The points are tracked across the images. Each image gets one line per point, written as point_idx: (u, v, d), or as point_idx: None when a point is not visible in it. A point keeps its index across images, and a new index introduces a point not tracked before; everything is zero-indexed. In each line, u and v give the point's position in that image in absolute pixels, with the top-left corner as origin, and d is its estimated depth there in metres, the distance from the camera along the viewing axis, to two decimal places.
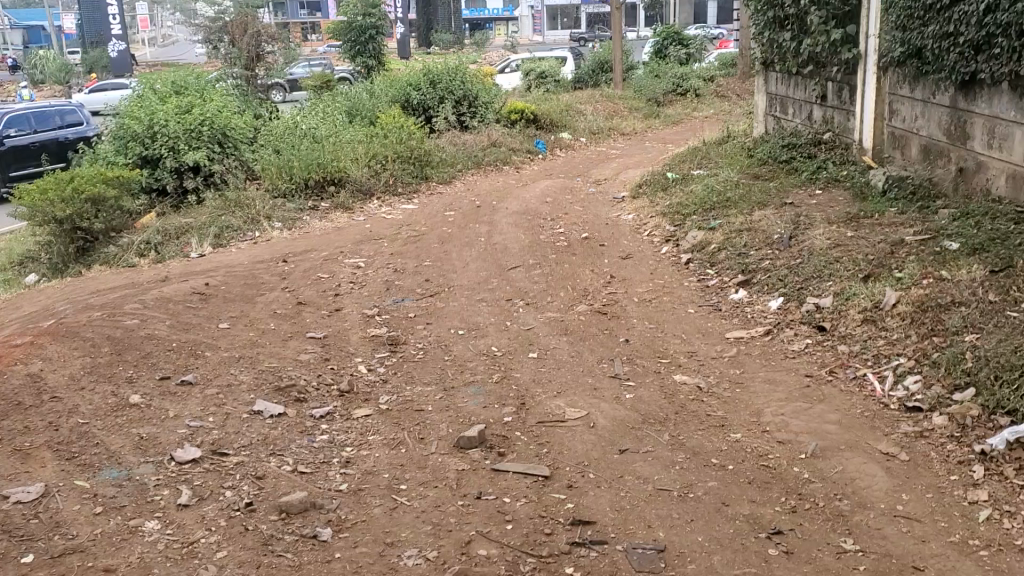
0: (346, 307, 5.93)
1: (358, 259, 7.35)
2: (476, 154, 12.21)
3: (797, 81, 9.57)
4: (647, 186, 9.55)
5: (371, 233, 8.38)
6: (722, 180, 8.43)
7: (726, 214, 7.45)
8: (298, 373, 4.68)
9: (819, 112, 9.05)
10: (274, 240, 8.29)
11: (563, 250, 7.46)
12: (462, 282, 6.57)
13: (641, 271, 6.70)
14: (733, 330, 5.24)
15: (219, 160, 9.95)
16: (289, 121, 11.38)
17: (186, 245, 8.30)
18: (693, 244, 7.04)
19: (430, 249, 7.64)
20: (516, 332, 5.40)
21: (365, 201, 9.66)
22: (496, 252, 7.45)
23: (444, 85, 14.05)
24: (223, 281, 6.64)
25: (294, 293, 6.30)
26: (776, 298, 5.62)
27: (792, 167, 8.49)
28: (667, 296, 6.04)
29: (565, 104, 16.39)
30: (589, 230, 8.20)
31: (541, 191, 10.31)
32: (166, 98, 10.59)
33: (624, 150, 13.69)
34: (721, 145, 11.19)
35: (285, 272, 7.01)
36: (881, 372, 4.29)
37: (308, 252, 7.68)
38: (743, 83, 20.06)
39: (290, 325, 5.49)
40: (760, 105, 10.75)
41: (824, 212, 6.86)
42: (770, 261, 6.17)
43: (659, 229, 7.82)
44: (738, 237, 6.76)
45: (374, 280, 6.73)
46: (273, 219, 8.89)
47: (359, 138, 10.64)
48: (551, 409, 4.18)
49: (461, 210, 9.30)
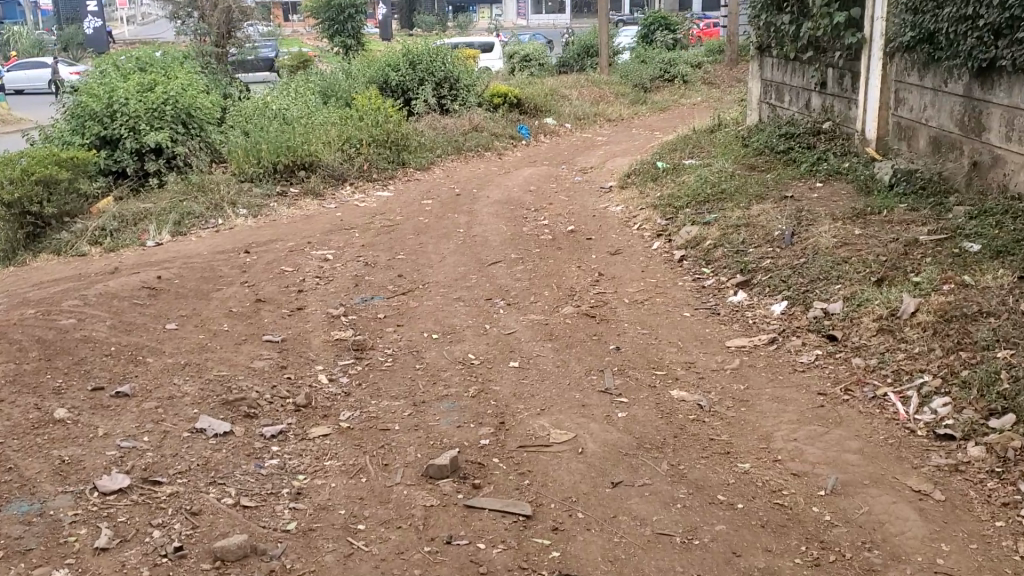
0: (310, 306, 5.42)
1: (327, 251, 6.84)
2: (456, 139, 11.69)
3: (794, 67, 9.09)
4: (636, 175, 9.07)
5: (343, 222, 7.86)
6: (716, 171, 7.96)
7: (721, 208, 6.98)
8: (250, 384, 4.17)
9: (818, 100, 8.59)
10: (238, 229, 7.75)
11: (547, 245, 6.97)
12: (439, 278, 6.08)
13: (631, 269, 6.23)
14: (733, 338, 4.77)
15: (183, 142, 9.38)
16: (259, 101, 10.81)
17: (143, 232, 7.74)
18: (686, 239, 6.57)
19: (405, 241, 7.13)
20: (495, 337, 4.92)
21: (337, 188, 9.12)
22: (475, 245, 6.95)
23: (425, 66, 13.50)
24: (177, 273, 6.12)
25: (253, 289, 5.79)
26: (779, 302, 5.15)
27: (790, 158, 8.03)
28: (660, 297, 5.56)
29: (549, 89, 15.87)
30: (575, 222, 7.72)
31: (524, 179, 9.81)
32: (128, 75, 9.98)
33: (611, 138, 13.20)
34: (712, 134, 10.72)
35: (247, 265, 6.49)
36: (904, 391, 3.82)
37: (274, 243, 7.15)
38: (732, 70, 19.61)
39: (246, 326, 4.98)
40: (754, 92, 10.28)
41: (827, 208, 6.39)
42: (771, 260, 5.71)
43: (649, 223, 7.34)
44: (736, 233, 6.29)
45: (343, 274, 6.22)
46: (239, 206, 8.35)
47: (333, 121, 10.09)
48: (534, 430, 3.70)
49: (439, 199, 8.79)
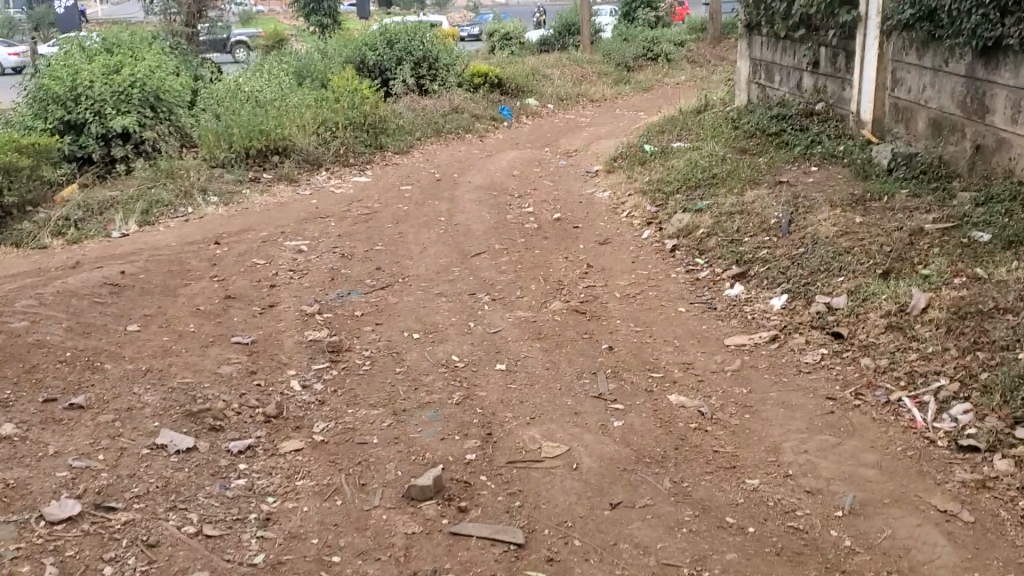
0: (283, 303, 5.11)
1: (301, 242, 6.51)
2: (436, 121, 11.35)
3: (785, 46, 8.82)
4: (623, 159, 8.78)
5: (320, 210, 7.53)
6: (706, 155, 7.68)
7: (713, 194, 6.71)
8: (217, 393, 3.87)
9: (810, 81, 8.33)
10: (208, 218, 7.41)
11: (532, 234, 6.68)
12: (420, 271, 5.78)
13: (621, 259, 5.95)
14: (732, 336, 4.50)
15: (152, 126, 8.99)
16: (231, 82, 10.42)
17: (109, 222, 7.38)
18: (678, 228, 6.29)
19: (384, 230, 6.82)
20: (480, 337, 4.63)
21: (312, 173, 8.78)
22: (457, 234, 6.65)
23: (403, 46, 13.13)
24: (142, 268, 5.78)
25: (222, 286, 5.46)
26: (779, 296, 4.89)
27: (782, 141, 7.76)
28: (653, 290, 5.29)
29: (531, 68, 15.53)
30: (562, 209, 7.42)
31: (507, 163, 9.50)
32: (93, 57, 9.56)
33: (594, 119, 12.90)
34: (699, 116, 10.44)
35: (216, 258, 6.16)
36: (920, 396, 3.57)
37: (246, 233, 6.82)
38: (715, 49, 19.30)
39: (213, 326, 4.66)
40: (742, 71, 10.00)
41: (825, 194, 6.13)
42: (768, 250, 5.45)
43: (638, 210, 7.06)
44: (730, 221, 6.02)
45: (318, 267, 5.91)
46: (210, 193, 8.00)
47: (308, 103, 9.73)
48: (524, 443, 3.42)
49: (419, 185, 8.47)
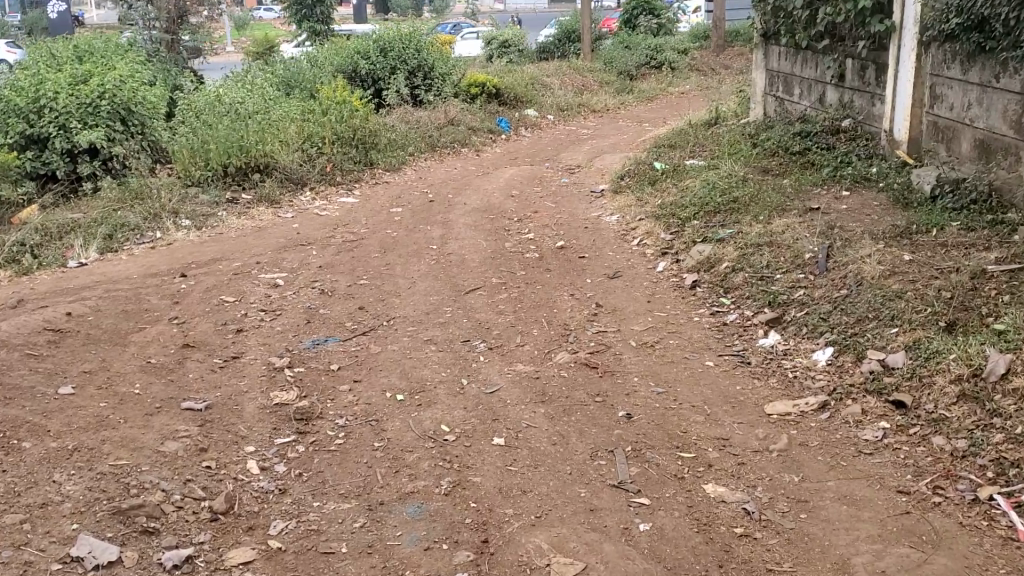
0: (249, 353, 4.44)
1: (277, 275, 5.84)
2: (429, 134, 10.70)
3: (806, 57, 8.20)
4: (630, 178, 8.13)
5: (301, 235, 6.87)
6: (725, 176, 7.02)
7: (736, 221, 6.05)
8: (156, 479, 3.19)
9: (836, 95, 7.71)
10: (177, 244, 6.74)
11: (533, 265, 6.01)
12: (407, 310, 5.11)
13: (635, 297, 5.29)
14: (772, 401, 3.84)
15: (121, 141, 8.32)
16: (212, 92, 9.73)
17: (68, 248, 6.70)
18: (698, 260, 5.63)
19: (369, 260, 6.16)
20: (474, 398, 3.96)
21: (296, 193, 8.12)
22: (450, 266, 5.98)
23: (397, 55, 12.50)
24: (92, 308, 5.10)
25: (182, 331, 4.79)
26: (822, 350, 4.23)
27: (807, 161, 7.11)
28: (674, 337, 4.62)
29: (529, 77, 14.89)
30: (566, 235, 6.76)
31: (505, 182, 8.84)
32: (60, 66, 8.89)
33: (597, 130, 12.26)
34: (710, 130, 9.81)
35: (179, 294, 5.48)
36: (1017, 495, 2.90)
37: (216, 264, 6.15)
38: (718, 59, 18.68)
39: (163, 385, 3.99)
40: (758, 84, 9.39)
41: (863, 225, 5.47)
42: (804, 292, 4.80)
43: (651, 237, 6.41)
44: (758, 255, 5.37)
45: (293, 305, 5.24)
46: (182, 216, 7.32)
47: (293, 116, 9.08)
48: (530, 556, 2.75)
49: (410, 206, 7.81)
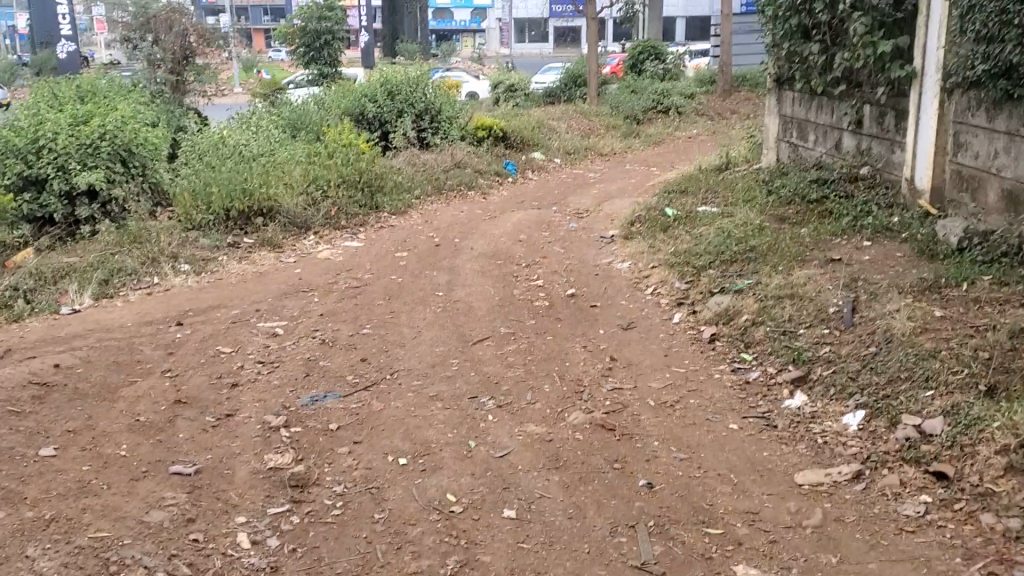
0: (244, 410, 4.20)
1: (276, 323, 5.62)
2: (436, 176, 10.54)
3: (821, 103, 8.05)
4: (642, 224, 7.93)
5: (302, 281, 6.65)
6: (740, 223, 6.81)
7: (755, 272, 5.83)
8: (138, 555, 2.94)
9: (853, 141, 7.53)
10: (175, 290, 6.53)
11: (543, 315, 5.78)
12: (411, 362, 4.87)
13: (651, 351, 5.06)
14: (802, 470, 3.59)
15: (121, 184, 8.15)
16: (216, 133, 9.56)
17: (62, 294, 6.50)
18: (716, 313, 5.40)
19: (372, 308, 5.93)
20: (483, 462, 3.71)
21: (299, 237, 7.92)
22: (457, 315, 5.75)
23: (403, 97, 12.39)
24: (82, 359, 4.87)
25: (175, 384, 4.55)
26: (853, 413, 3.98)
27: (825, 209, 6.90)
28: (693, 396, 4.37)
29: (537, 120, 14.77)
30: (577, 283, 6.54)
31: (513, 226, 8.64)
32: (61, 107, 8.74)
33: (605, 174, 12.10)
34: (721, 175, 9.64)
35: (174, 343, 5.25)
36: None
37: (213, 311, 5.93)
38: (725, 103, 18.61)
39: (152, 446, 3.74)
40: (771, 129, 9.23)
41: (888, 278, 5.25)
42: (831, 349, 4.56)
43: (665, 286, 6.18)
44: (779, 308, 5.14)
45: (292, 356, 5.00)
46: (180, 260, 7.11)
47: (297, 158, 8.91)
48: None
49: (415, 251, 7.61)
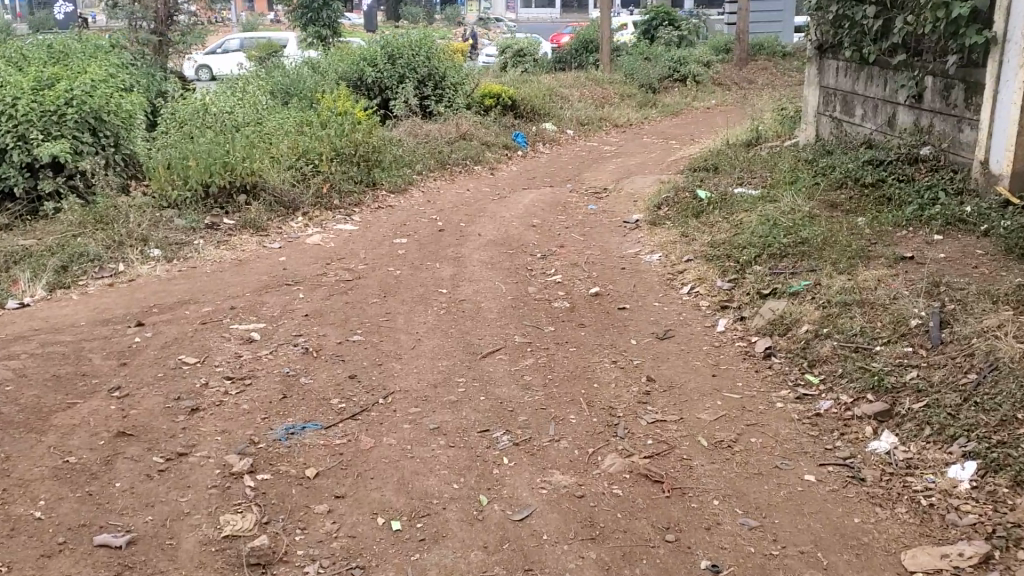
0: (201, 448, 3.40)
1: (252, 326, 4.81)
2: (440, 149, 9.69)
3: (872, 73, 7.18)
4: (670, 208, 7.09)
5: (286, 271, 5.84)
6: (787, 211, 5.97)
7: (810, 271, 5.01)
8: None
9: (911, 118, 6.69)
10: (141, 280, 5.70)
11: (563, 318, 4.97)
12: (408, 381, 4.07)
13: (696, 368, 4.25)
14: (908, 547, 2.80)
15: (89, 155, 7.30)
16: (198, 99, 8.68)
17: (12, 283, 5.67)
18: (769, 321, 4.59)
19: (365, 307, 5.12)
20: (499, 527, 2.91)
21: (286, 218, 7.09)
22: (463, 318, 4.94)
23: (405, 62, 11.50)
24: (15, 374, 4.07)
25: (121, 409, 3.75)
26: (961, 464, 3.17)
27: (883, 195, 6.06)
28: (753, 433, 3.57)
29: (547, 89, 13.87)
30: (600, 278, 5.71)
31: (525, 207, 7.80)
32: (25, 69, 7.86)
33: (621, 148, 11.24)
34: (753, 151, 8.78)
35: (129, 351, 4.45)
36: None
37: (181, 309, 5.12)
38: (743, 73, 17.67)
39: (77, 503, 2.96)
40: (809, 102, 8.37)
41: (975, 283, 4.43)
42: (919, 375, 3.75)
43: (703, 284, 5.36)
44: (848, 319, 4.33)
45: (267, 371, 4.20)
46: (150, 244, 6.28)
47: (287, 129, 8.06)
48: None
49: (415, 236, 6.80)
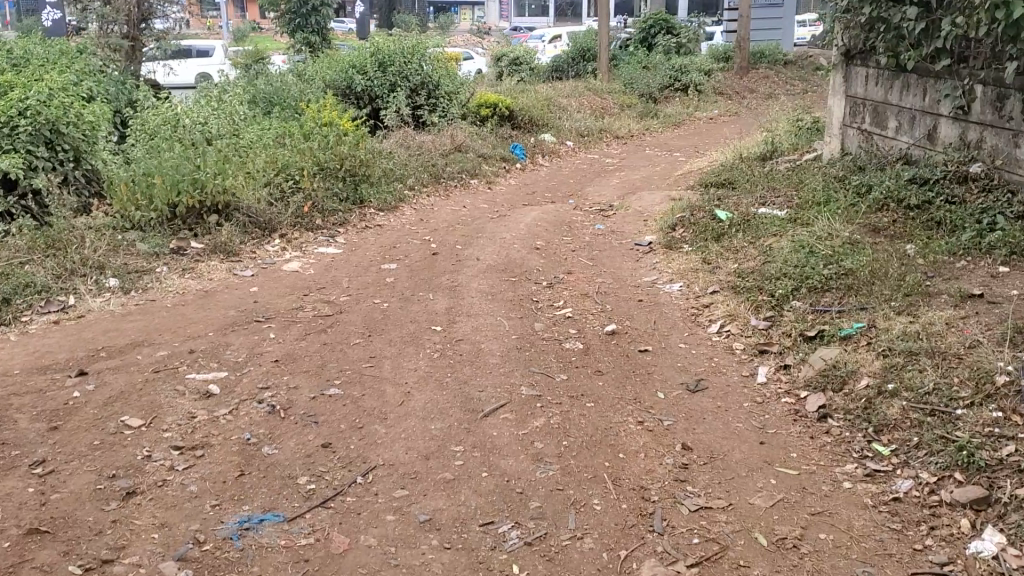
0: (132, 553, 2.72)
1: (212, 376, 4.10)
2: (433, 161, 9.00)
3: (909, 82, 6.53)
4: (687, 230, 6.41)
5: (258, 305, 5.14)
6: (825, 236, 5.29)
7: (861, 310, 4.34)
8: None
9: (956, 131, 6.03)
10: (91, 317, 4.99)
11: (576, 364, 4.28)
12: (394, 450, 3.37)
13: (737, 431, 3.56)
14: None
15: (45, 171, 6.59)
16: (169, 108, 7.98)
17: None
18: (820, 372, 3.90)
19: (346, 350, 4.41)
20: None
21: (262, 241, 6.40)
22: (460, 364, 4.24)
23: (397, 69, 10.83)
24: None
25: (40, 493, 3.05)
26: None
27: (932, 218, 5.39)
28: (820, 526, 2.89)
29: (545, 97, 13.20)
30: (615, 313, 5.02)
31: (526, 227, 7.13)
32: None
33: (625, 160, 10.57)
34: (772, 164, 8.10)
35: (63, 410, 3.74)
36: None
37: (132, 353, 4.40)
38: (746, 81, 17.02)
39: None
40: (834, 112, 7.70)
41: None
42: (1020, 450, 3.07)
43: (735, 322, 4.67)
44: (918, 372, 3.64)
45: (226, 437, 3.50)
46: (107, 272, 5.58)
47: (266, 142, 7.37)
48: None
49: (406, 262, 6.11)
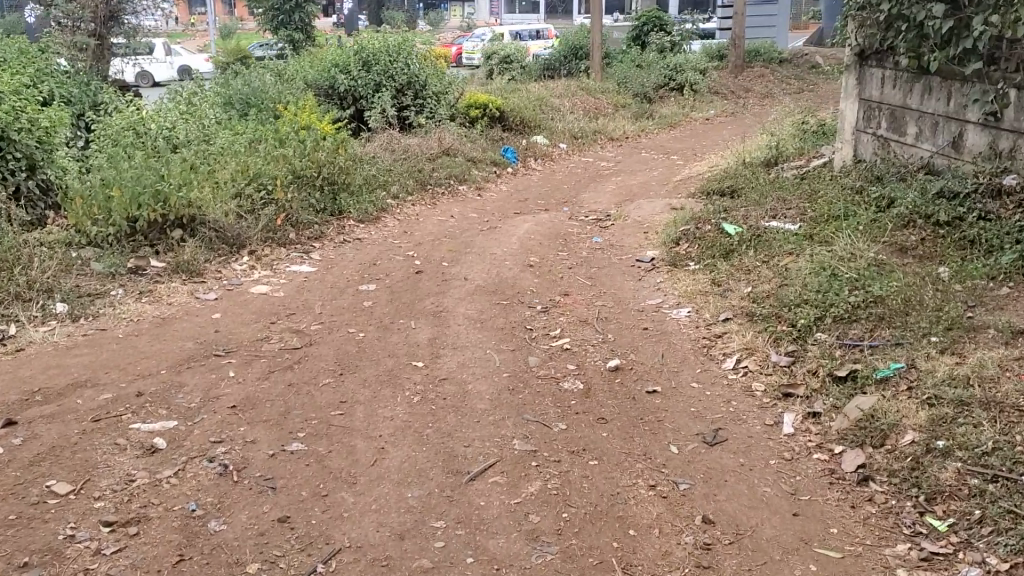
0: None
1: (159, 427, 3.57)
2: (418, 166, 8.47)
3: (932, 85, 6.03)
4: (693, 245, 5.89)
5: (220, 335, 4.61)
6: (847, 257, 4.79)
7: (896, 347, 3.84)
8: None
9: (985, 139, 5.54)
10: (31, 351, 4.45)
11: (576, 410, 3.76)
12: (364, 527, 2.86)
13: (765, 498, 3.05)
14: None
15: None
16: (134, 111, 7.41)
17: None
18: (857, 423, 3.40)
19: (315, 392, 3.89)
20: None
21: (230, 258, 5.87)
22: (444, 410, 3.72)
23: (382, 68, 10.27)
24: None
25: None
26: None
27: (964, 236, 4.90)
28: None
29: (537, 98, 12.67)
30: (618, 345, 4.51)
31: (517, 240, 6.62)
32: None
33: (621, 164, 10.06)
34: (780, 171, 7.59)
35: None
36: None
37: (71, 397, 3.87)
38: (742, 80, 16.53)
39: None
40: (847, 116, 7.19)
41: None
42: None
43: (753, 357, 4.16)
44: (973, 428, 3.13)
45: (168, 509, 2.97)
46: (55, 296, 5.05)
47: (236, 149, 6.83)
48: None
49: (386, 281, 5.60)
